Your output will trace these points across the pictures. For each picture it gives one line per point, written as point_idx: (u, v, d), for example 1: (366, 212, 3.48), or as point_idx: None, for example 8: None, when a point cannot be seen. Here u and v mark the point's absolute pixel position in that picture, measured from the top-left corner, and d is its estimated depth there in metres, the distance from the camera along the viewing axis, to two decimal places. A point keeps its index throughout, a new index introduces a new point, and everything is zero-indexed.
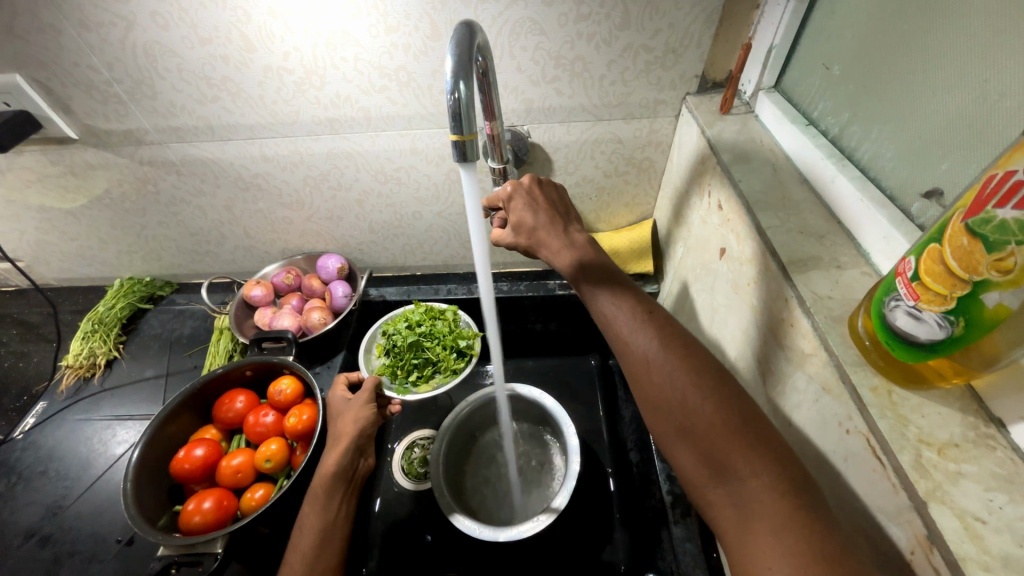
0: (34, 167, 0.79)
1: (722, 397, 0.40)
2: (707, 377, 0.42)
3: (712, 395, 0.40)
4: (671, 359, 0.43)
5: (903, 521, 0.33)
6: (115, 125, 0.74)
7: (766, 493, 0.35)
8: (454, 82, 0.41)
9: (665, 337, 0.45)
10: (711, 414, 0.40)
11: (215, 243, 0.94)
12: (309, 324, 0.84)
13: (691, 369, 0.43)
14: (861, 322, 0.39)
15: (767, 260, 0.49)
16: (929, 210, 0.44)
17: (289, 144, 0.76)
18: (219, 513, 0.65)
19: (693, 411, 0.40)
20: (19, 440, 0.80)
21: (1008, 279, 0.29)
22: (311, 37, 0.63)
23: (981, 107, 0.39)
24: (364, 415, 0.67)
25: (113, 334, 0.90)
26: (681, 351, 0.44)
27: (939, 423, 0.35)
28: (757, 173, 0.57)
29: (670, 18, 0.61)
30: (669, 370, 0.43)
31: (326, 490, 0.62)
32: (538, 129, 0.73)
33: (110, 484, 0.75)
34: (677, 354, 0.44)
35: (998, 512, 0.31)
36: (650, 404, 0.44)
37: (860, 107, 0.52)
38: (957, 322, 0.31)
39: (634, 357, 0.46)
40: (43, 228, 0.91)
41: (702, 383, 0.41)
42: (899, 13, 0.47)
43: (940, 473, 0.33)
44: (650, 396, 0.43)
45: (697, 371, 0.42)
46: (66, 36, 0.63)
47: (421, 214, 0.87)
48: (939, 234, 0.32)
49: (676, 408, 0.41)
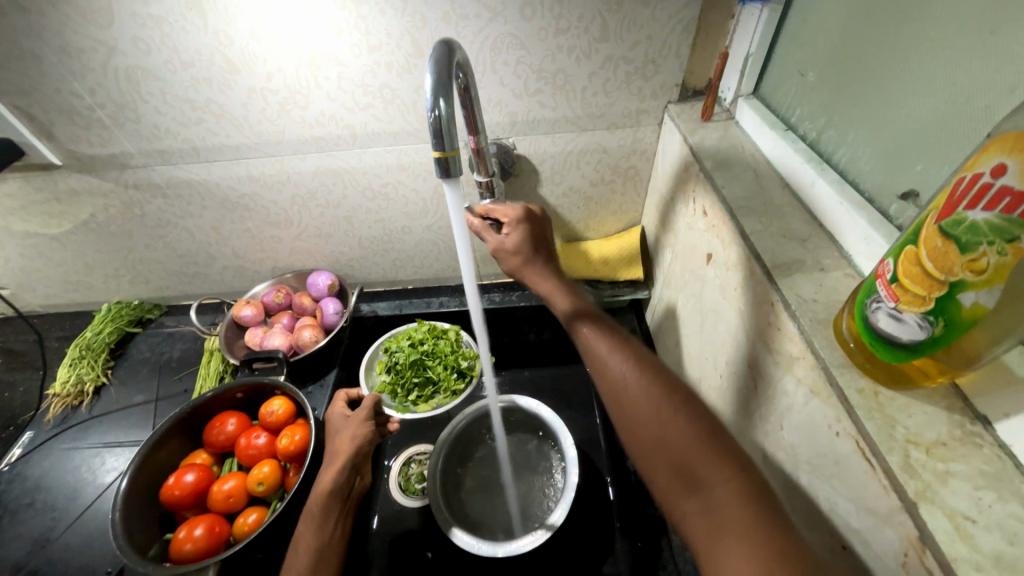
0: (18, 194, 0.79)
1: (690, 410, 0.41)
2: (676, 392, 0.43)
3: (679, 407, 0.41)
4: (641, 376, 0.44)
5: (894, 522, 0.33)
6: (99, 150, 0.73)
7: (734, 499, 0.35)
8: (434, 99, 0.41)
9: (636, 357, 0.46)
10: (679, 426, 0.40)
11: (203, 263, 0.94)
12: (300, 343, 0.84)
13: (660, 385, 0.43)
14: (846, 325, 0.39)
15: (752, 265, 0.49)
16: (907, 211, 0.45)
17: (275, 163, 0.76)
18: (210, 540, 0.64)
19: (663, 424, 0.41)
20: (5, 472, 0.78)
21: (983, 280, 0.29)
22: (293, 58, 0.63)
23: (950, 109, 0.40)
24: (362, 432, 0.66)
25: (101, 360, 0.89)
26: (649, 369, 0.45)
27: (927, 423, 0.35)
28: (739, 179, 0.58)
29: (648, 30, 0.62)
30: (640, 386, 0.43)
31: (321, 509, 0.61)
32: (523, 141, 0.74)
33: (99, 514, 0.74)
34: (645, 372, 0.45)
35: (987, 510, 0.31)
36: (622, 421, 0.44)
37: (836, 112, 0.53)
38: (937, 323, 0.32)
39: (606, 375, 0.46)
40: (28, 255, 0.90)
41: (670, 397, 0.42)
42: (868, 23, 0.48)
43: (928, 473, 0.33)
44: (622, 410, 0.44)
45: (665, 386, 0.43)
46: (48, 63, 0.63)
47: (410, 229, 0.87)
48: (914, 236, 0.33)
49: (647, 421, 0.41)
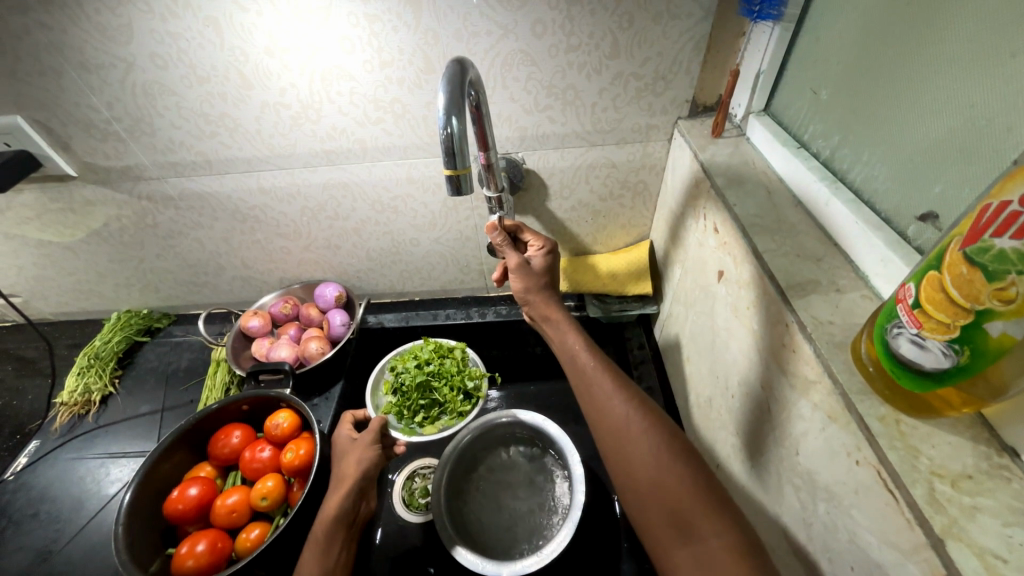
0: (33, 205, 0.80)
1: (687, 461, 0.45)
2: (675, 444, 0.47)
3: (678, 461, 0.45)
4: (645, 426, 0.47)
5: (919, 559, 0.31)
6: (113, 162, 0.74)
7: (727, 553, 0.40)
8: (447, 117, 0.41)
9: (639, 405, 0.49)
10: (678, 479, 0.44)
11: (212, 273, 0.94)
12: (306, 354, 0.84)
13: (662, 437, 0.47)
14: (865, 349, 0.39)
15: (765, 284, 0.48)
16: (925, 232, 0.44)
17: (286, 176, 0.76)
18: (213, 555, 0.63)
19: (664, 477, 0.45)
20: (10, 481, 0.78)
21: (1011, 309, 0.28)
22: (307, 73, 0.64)
23: (969, 131, 0.40)
24: (368, 456, 0.65)
25: (109, 369, 0.89)
26: (651, 417, 0.48)
27: (951, 454, 0.34)
28: (751, 196, 0.57)
29: (659, 47, 0.62)
30: (645, 437, 0.47)
31: (326, 535, 0.60)
32: (533, 155, 0.74)
33: (102, 526, 0.73)
34: (648, 422, 0.48)
35: (1017, 548, 0.30)
36: (625, 467, 0.47)
37: (850, 131, 0.53)
38: (962, 351, 0.31)
39: (611, 422, 0.49)
40: (41, 263, 0.91)
41: (671, 450, 0.46)
42: (883, 42, 0.48)
43: (954, 508, 0.31)
44: (624, 457, 0.47)
45: (666, 438, 0.47)
46: (67, 78, 0.64)
47: (419, 241, 0.87)
48: (937, 261, 0.32)
49: (650, 473, 0.45)
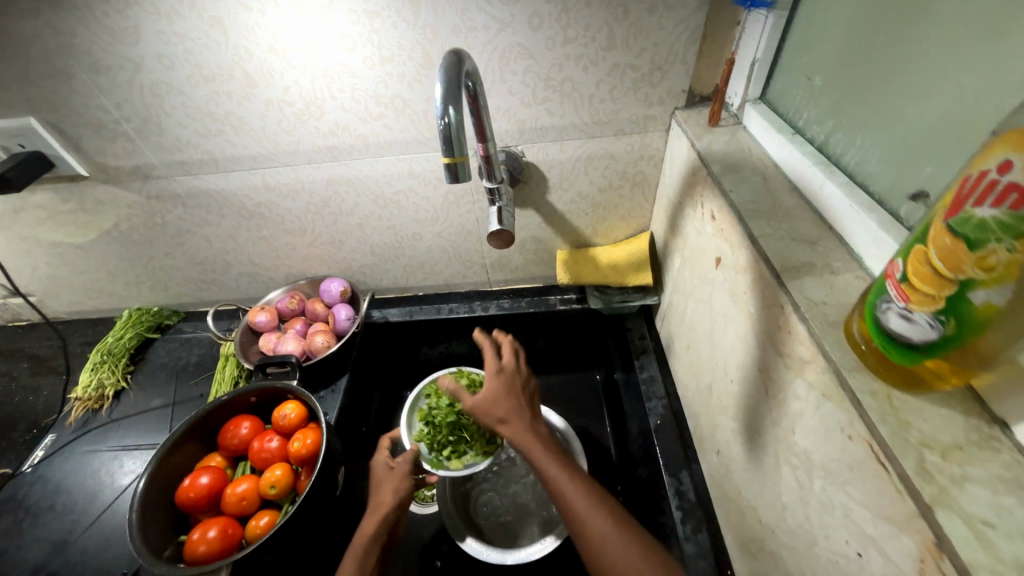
0: (46, 205, 0.82)
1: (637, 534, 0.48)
2: (623, 520, 0.49)
3: (630, 535, 0.48)
4: (597, 511, 0.49)
5: (910, 529, 0.32)
6: (123, 162, 0.76)
7: None
8: (444, 107, 0.42)
9: (585, 486, 0.51)
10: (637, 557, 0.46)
11: (220, 270, 0.96)
12: (313, 348, 0.85)
13: (611, 513, 0.49)
14: (857, 327, 0.39)
15: (761, 268, 0.49)
16: (917, 212, 0.44)
17: (290, 172, 0.78)
18: (224, 541, 0.65)
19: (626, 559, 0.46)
20: (27, 473, 0.81)
21: (993, 277, 0.29)
22: (309, 70, 0.65)
23: (959, 110, 0.40)
24: (405, 487, 0.66)
25: (121, 364, 0.91)
26: (596, 497, 0.50)
27: (942, 427, 0.35)
28: (747, 183, 0.58)
29: (655, 38, 0.63)
30: (599, 522, 0.49)
31: (360, 558, 0.59)
32: (532, 148, 0.75)
33: (116, 517, 0.75)
34: (597, 503, 0.50)
35: (1006, 516, 0.30)
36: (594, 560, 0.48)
37: (843, 116, 0.53)
38: (947, 322, 0.31)
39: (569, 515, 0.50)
40: (54, 262, 0.93)
41: (622, 524, 0.48)
42: (875, 26, 0.48)
43: (944, 478, 0.32)
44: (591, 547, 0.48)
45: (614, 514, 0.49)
46: (77, 80, 0.66)
47: (421, 236, 0.89)
48: (923, 235, 0.33)
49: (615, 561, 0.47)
